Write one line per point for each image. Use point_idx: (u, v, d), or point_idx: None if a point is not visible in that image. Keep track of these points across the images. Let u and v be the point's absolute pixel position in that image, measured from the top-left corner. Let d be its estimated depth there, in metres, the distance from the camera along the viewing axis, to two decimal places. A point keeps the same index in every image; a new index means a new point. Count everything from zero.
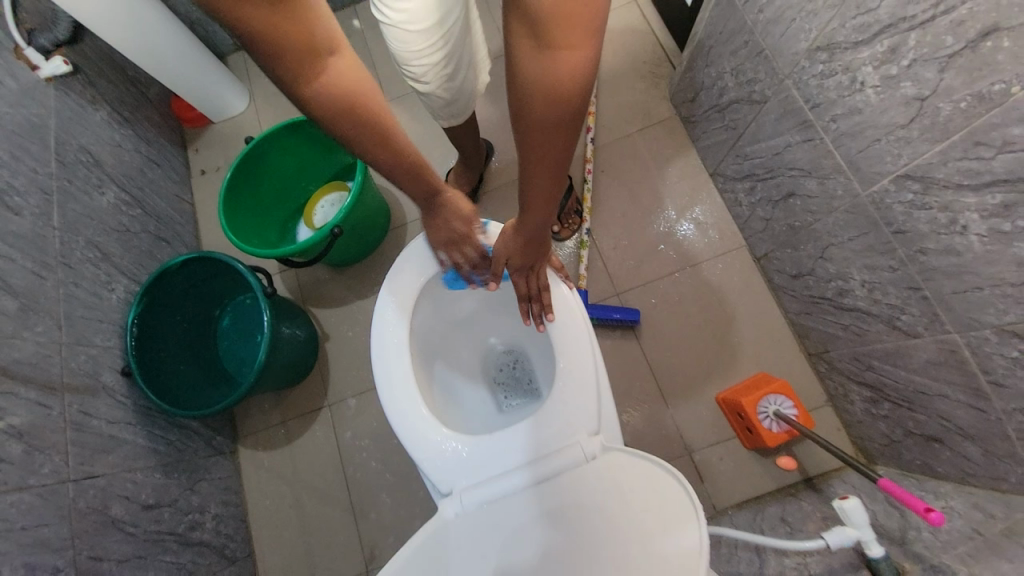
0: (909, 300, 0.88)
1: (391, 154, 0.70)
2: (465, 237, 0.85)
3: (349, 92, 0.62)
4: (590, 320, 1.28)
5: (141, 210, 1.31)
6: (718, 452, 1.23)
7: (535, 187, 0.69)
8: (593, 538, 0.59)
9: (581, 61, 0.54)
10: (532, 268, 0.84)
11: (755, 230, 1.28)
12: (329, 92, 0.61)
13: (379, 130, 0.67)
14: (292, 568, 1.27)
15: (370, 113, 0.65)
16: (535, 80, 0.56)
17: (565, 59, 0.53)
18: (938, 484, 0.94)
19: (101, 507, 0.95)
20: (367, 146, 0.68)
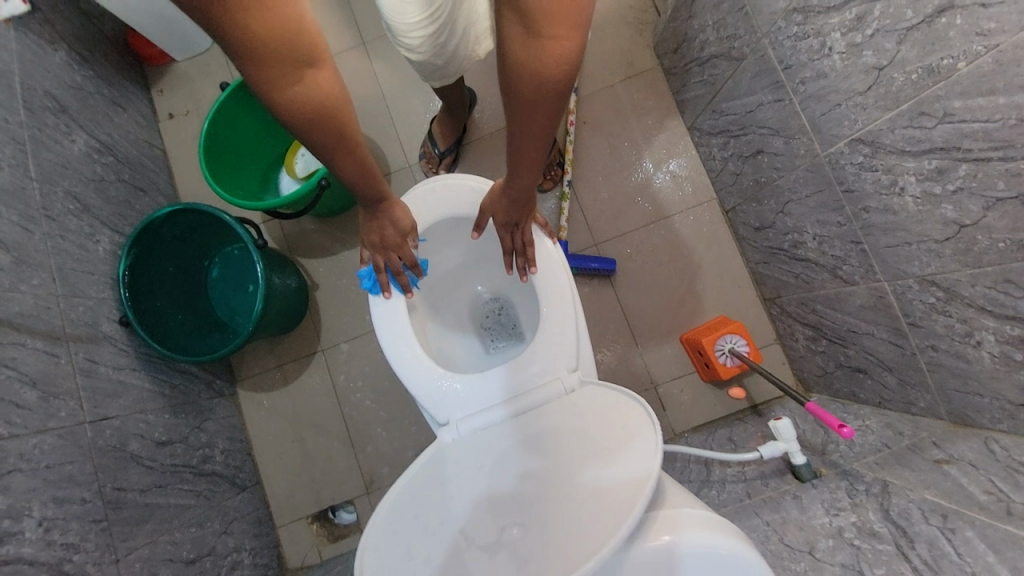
0: (850, 253, 1.00)
1: (350, 161, 0.73)
2: (401, 242, 0.91)
3: (323, 103, 0.64)
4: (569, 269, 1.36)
5: (114, 158, 1.28)
6: (679, 386, 1.39)
7: (522, 155, 0.75)
8: (572, 450, 0.70)
9: (569, 48, 0.60)
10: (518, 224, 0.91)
11: (725, 183, 1.36)
12: (300, 102, 0.62)
13: (342, 137, 0.69)
14: (298, 492, 1.41)
15: (340, 126, 0.67)
16: (527, 63, 0.61)
17: (553, 47, 0.59)
18: (859, 408, 1.11)
19: (119, 444, 1.02)
20: (328, 150, 0.70)
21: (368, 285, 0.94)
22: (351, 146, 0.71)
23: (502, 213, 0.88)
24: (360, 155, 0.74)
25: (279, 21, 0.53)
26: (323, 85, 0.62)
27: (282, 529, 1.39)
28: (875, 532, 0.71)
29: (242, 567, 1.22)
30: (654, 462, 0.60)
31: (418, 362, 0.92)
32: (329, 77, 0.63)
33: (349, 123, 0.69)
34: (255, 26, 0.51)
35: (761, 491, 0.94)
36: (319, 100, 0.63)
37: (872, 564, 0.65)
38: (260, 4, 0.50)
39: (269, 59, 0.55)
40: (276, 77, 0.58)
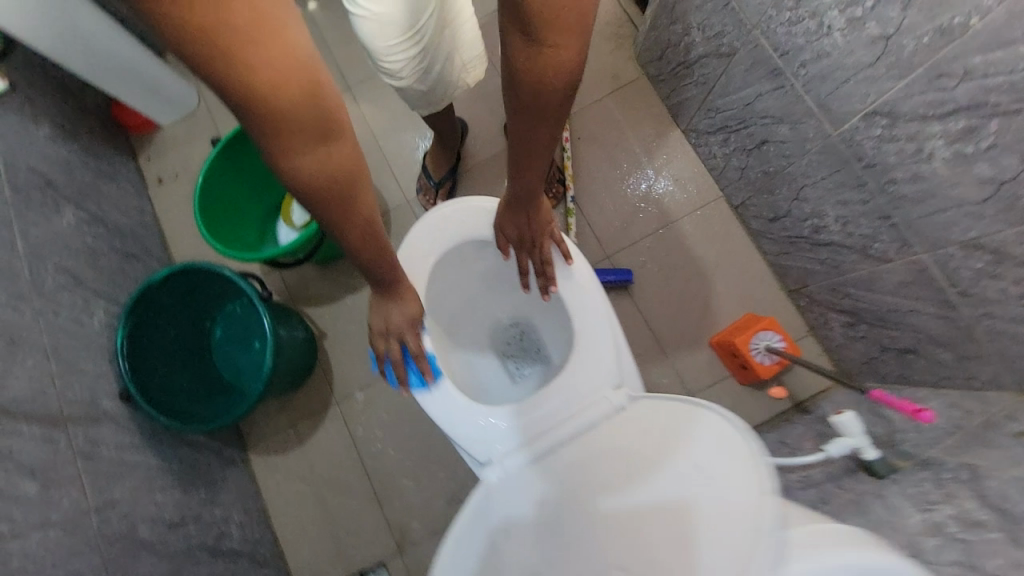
0: (880, 229, 0.96)
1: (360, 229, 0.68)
2: (409, 325, 0.84)
3: (338, 171, 0.59)
4: None
5: (105, 227, 1.24)
6: (716, 392, 1.31)
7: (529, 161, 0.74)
8: (643, 472, 0.62)
9: (569, 55, 0.58)
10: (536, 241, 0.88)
11: (730, 180, 1.34)
12: (313, 169, 0.57)
13: (352, 204, 0.64)
14: (325, 561, 1.29)
15: (351, 194, 0.62)
16: (527, 73, 0.60)
17: (552, 55, 0.58)
18: (915, 390, 1.05)
19: (129, 531, 0.92)
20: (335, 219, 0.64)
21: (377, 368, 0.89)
22: (361, 213, 0.66)
23: (509, 220, 0.87)
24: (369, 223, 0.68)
25: (296, 86, 0.48)
26: (333, 151, 0.57)
27: None
28: (978, 521, 0.63)
29: None
30: (767, 481, 0.51)
31: (449, 399, 0.85)
32: (347, 145, 0.58)
33: (359, 189, 0.64)
34: (266, 89, 0.46)
35: (836, 494, 0.86)
36: (329, 167, 0.58)
37: (985, 556, 0.57)
38: (285, 67, 0.46)
39: (277, 124, 0.50)
40: (283, 142, 0.52)
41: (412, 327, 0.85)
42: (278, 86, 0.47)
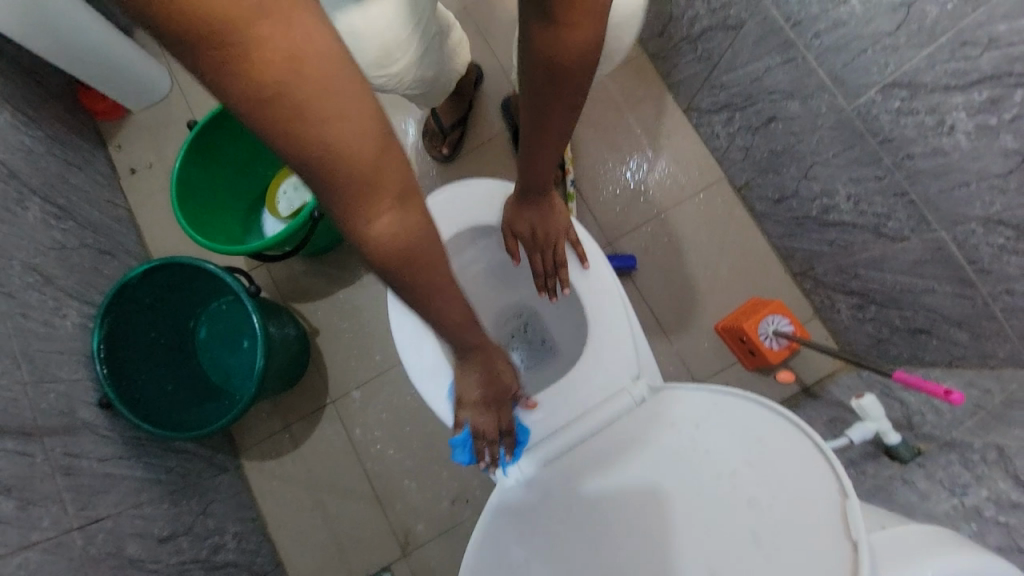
0: (895, 206, 0.94)
1: (444, 304, 0.62)
2: (498, 399, 0.71)
3: (412, 239, 0.55)
4: None
5: (75, 222, 1.15)
6: (722, 379, 1.29)
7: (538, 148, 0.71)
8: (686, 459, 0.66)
9: (589, 39, 0.55)
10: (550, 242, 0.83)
11: (734, 160, 1.30)
12: (388, 237, 0.54)
13: (430, 276, 0.59)
14: (326, 566, 1.25)
15: (426, 264, 0.57)
16: (543, 55, 0.57)
17: (573, 36, 0.55)
18: (927, 370, 1.03)
19: (115, 550, 0.86)
20: (421, 291, 0.59)
21: (465, 458, 0.73)
22: (444, 289, 0.60)
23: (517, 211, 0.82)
24: (457, 300, 0.62)
25: (370, 158, 0.47)
26: (413, 223, 0.54)
27: None
28: (1015, 502, 0.61)
29: None
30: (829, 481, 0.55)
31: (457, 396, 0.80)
32: (418, 211, 0.54)
33: (438, 261, 0.59)
34: (342, 162, 0.46)
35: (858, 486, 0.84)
36: (407, 240, 0.55)
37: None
38: (344, 129, 0.45)
39: (353, 195, 0.49)
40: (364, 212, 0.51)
41: (504, 398, 0.72)
42: (353, 159, 0.46)
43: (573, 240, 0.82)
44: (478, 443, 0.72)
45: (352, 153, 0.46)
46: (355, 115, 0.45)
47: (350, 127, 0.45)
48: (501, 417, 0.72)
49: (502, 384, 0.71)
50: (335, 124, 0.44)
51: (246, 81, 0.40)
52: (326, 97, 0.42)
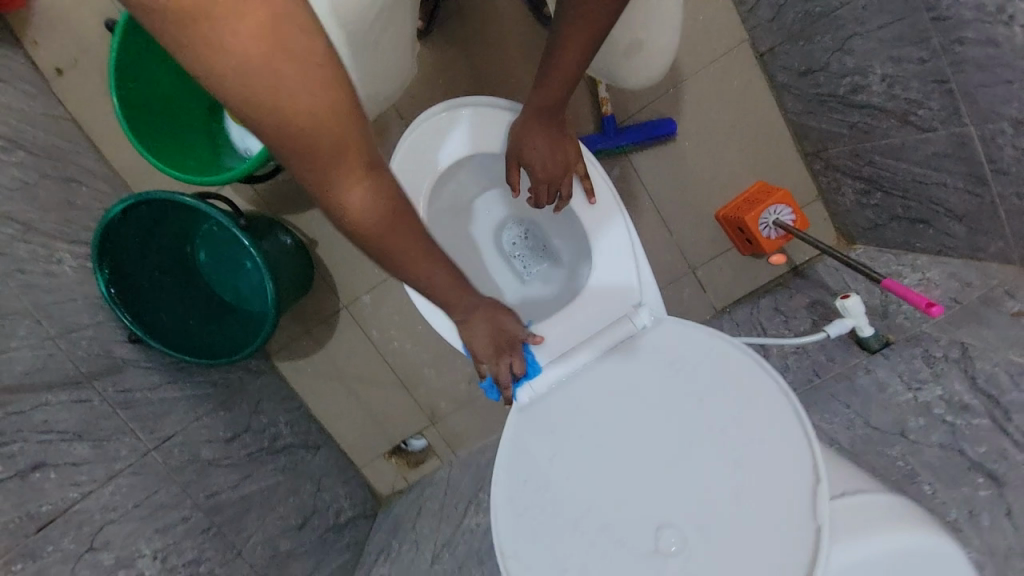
0: (931, 94, 0.85)
1: (429, 271, 0.66)
2: (507, 350, 0.78)
3: (383, 213, 0.57)
4: (625, 148, 1.22)
5: (26, 151, 1.04)
6: (718, 265, 1.33)
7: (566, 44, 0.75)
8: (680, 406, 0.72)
9: None
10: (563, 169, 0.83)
11: (761, 19, 1.12)
12: (360, 212, 0.56)
13: (407, 245, 0.62)
14: (369, 436, 1.46)
15: (402, 237, 0.60)
16: None
17: None
18: (914, 258, 1.07)
19: (192, 456, 1.02)
20: (399, 262, 0.63)
21: (495, 394, 0.84)
22: (424, 255, 0.64)
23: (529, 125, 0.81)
24: (439, 266, 0.66)
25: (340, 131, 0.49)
26: (383, 192, 0.57)
27: (365, 468, 1.48)
28: (965, 406, 0.72)
29: (345, 512, 1.35)
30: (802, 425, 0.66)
31: None
32: (388, 185, 0.57)
33: (417, 230, 0.62)
34: (301, 133, 0.48)
35: (829, 368, 0.94)
36: (379, 210, 0.57)
37: (971, 440, 0.69)
38: (306, 106, 0.47)
39: (323, 165, 0.51)
40: (334, 184, 0.53)
41: (508, 348, 0.78)
42: (316, 129, 0.48)
43: (582, 172, 0.83)
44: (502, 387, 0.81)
45: (315, 124, 0.48)
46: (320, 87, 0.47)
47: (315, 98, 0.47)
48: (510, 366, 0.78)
49: (504, 333, 0.77)
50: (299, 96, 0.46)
51: (206, 59, 0.44)
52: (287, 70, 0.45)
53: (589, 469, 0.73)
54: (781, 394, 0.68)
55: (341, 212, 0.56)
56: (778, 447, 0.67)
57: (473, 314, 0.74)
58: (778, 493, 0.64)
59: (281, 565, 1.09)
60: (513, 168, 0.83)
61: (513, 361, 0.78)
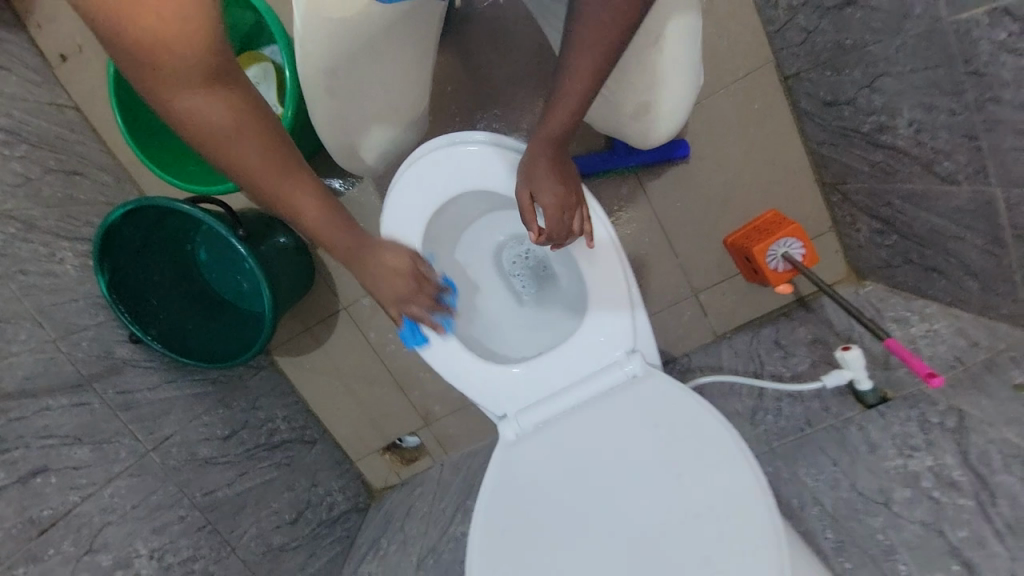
0: (958, 147, 0.80)
1: (293, 197, 0.68)
2: (413, 287, 0.79)
3: (234, 130, 0.59)
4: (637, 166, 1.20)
5: (28, 144, 1.03)
6: (721, 289, 1.31)
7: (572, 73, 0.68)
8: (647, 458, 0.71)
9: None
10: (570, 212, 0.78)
11: (788, 43, 1.06)
12: (205, 123, 0.57)
13: (264, 167, 0.64)
14: (363, 433, 1.49)
15: (256, 158, 0.63)
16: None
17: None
18: (923, 305, 1.04)
19: (190, 455, 1.06)
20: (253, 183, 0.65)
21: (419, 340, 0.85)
22: (278, 176, 0.65)
23: (540, 161, 0.75)
24: (301, 189, 0.68)
25: (179, 40, 0.50)
26: (226, 101, 0.57)
27: (359, 462, 1.51)
28: (952, 482, 0.73)
29: (338, 505, 1.39)
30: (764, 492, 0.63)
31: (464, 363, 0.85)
32: (243, 104, 0.59)
33: (269, 148, 0.63)
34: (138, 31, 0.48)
35: (820, 417, 0.94)
36: (226, 123, 0.59)
37: (954, 524, 0.70)
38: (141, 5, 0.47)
39: (158, 69, 0.52)
40: (168, 85, 0.53)
41: (416, 291, 0.79)
42: (153, 32, 0.49)
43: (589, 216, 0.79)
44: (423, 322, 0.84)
45: (160, 35, 0.49)
46: None
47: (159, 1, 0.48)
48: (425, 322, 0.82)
49: (408, 267, 0.77)
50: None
51: None
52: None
53: (549, 513, 0.72)
54: (746, 459, 0.66)
55: (181, 115, 0.57)
56: (740, 513, 0.64)
57: (365, 249, 0.75)
58: (734, 562, 0.61)
59: (273, 558, 1.14)
60: (530, 208, 0.76)
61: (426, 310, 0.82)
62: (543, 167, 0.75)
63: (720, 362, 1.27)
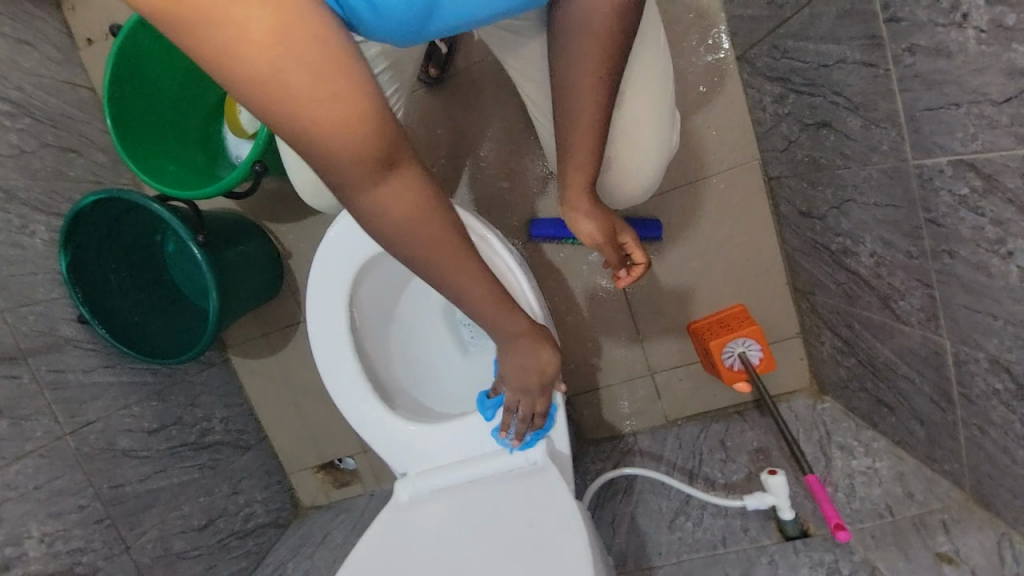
0: (912, 290, 0.77)
1: (453, 276, 0.58)
2: (542, 388, 0.68)
3: (412, 218, 0.53)
4: None
5: (33, 118, 1.07)
6: (679, 375, 1.26)
7: (584, 111, 0.71)
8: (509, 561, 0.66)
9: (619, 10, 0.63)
10: (616, 234, 0.80)
11: (773, 146, 1.06)
12: (390, 209, 0.51)
13: (432, 249, 0.55)
14: (301, 449, 1.44)
15: (432, 238, 0.54)
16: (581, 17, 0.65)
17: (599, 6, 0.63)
18: (872, 438, 0.99)
19: (108, 445, 1.06)
20: (416, 260, 0.56)
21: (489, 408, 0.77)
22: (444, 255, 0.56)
23: (581, 201, 0.77)
24: (465, 264, 0.58)
25: (365, 136, 0.46)
26: (403, 189, 0.51)
27: (292, 475, 1.46)
28: None
29: (256, 517, 1.33)
30: None
31: (373, 415, 0.85)
32: (412, 189, 0.51)
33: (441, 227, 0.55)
34: (323, 146, 0.45)
35: (736, 538, 0.93)
36: (401, 207, 0.52)
37: None
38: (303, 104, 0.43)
39: (342, 166, 0.47)
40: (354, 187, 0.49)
41: (544, 388, 0.69)
42: (323, 117, 0.44)
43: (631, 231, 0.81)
44: (505, 414, 0.75)
45: (336, 138, 0.45)
46: (320, 78, 0.42)
47: (327, 105, 0.43)
48: (528, 382, 0.68)
49: (541, 372, 0.67)
50: (306, 85, 0.42)
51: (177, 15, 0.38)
52: (302, 51, 0.41)
53: None
54: None
55: (368, 215, 0.52)
56: None
57: (518, 339, 0.65)
58: None
59: (168, 565, 1.11)
60: (600, 247, 0.79)
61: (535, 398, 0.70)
62: (590, 211, 0.78)
63: (663, 450, 1.22)
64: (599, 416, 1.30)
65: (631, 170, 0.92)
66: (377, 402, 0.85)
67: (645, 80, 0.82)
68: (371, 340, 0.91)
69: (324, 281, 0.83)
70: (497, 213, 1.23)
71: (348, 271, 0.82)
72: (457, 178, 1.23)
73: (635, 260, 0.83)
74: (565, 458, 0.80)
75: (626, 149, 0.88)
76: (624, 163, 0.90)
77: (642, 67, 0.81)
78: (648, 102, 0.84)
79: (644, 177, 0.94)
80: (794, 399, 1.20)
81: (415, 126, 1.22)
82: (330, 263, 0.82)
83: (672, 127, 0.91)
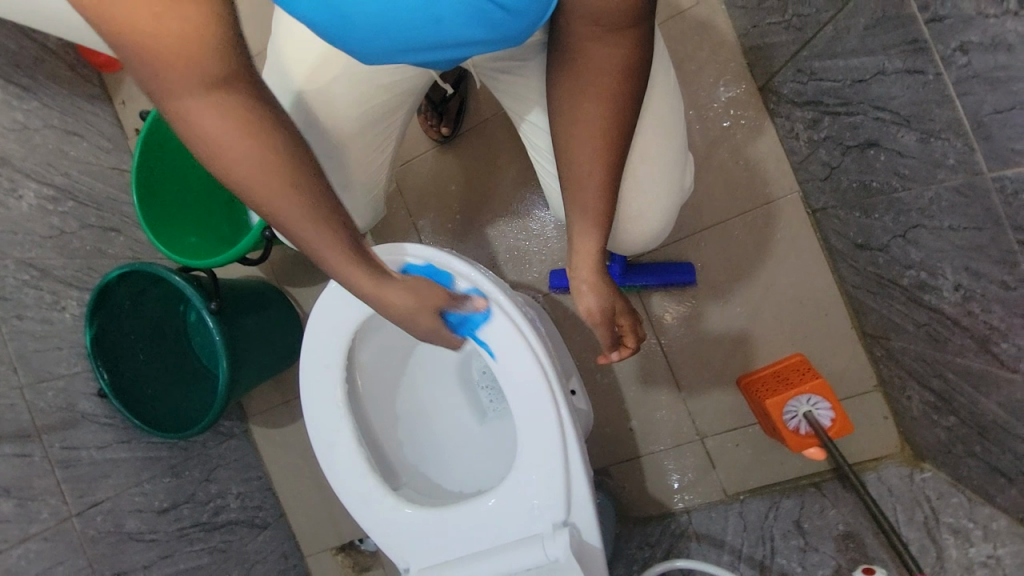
0: (1015, 328, 0.62)
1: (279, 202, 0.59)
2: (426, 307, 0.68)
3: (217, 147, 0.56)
4: (653, 287, 1.07)
5: (76, 202, 1.15)
6: (734, 439, 1.08)
7: (585, 159, 0.69)
8: None
9: (620, 55, 0.62)
10: (613, 315, 0.76)
11: (814, 175, 0.96)
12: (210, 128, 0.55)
13: (243, 157, 0.56)
14: (317, 530, 1.31)
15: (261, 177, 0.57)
16: (581, 62, 0.64)
17: (600, 53, 0.62)
18: (991, 518, 0.79)
19: (114, 527, 1.02)
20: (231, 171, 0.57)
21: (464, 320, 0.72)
22: (261, 168, 0.57)
23: (585, 275, 0.74)
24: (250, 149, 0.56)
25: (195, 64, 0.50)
26: (193, 36, 0.48)
27: (311, 557, 1.32)
28: None
29: None
30: None
31: (374, 496, 0.75)
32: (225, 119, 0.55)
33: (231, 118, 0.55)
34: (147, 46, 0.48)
35: None
36: (191, 65, 0.50)
37: None
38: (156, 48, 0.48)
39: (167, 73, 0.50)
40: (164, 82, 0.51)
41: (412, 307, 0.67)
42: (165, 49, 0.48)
43: (631, 313, 0.76)
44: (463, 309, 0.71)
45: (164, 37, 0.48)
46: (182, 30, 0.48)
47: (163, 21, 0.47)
48: (429, 320, 0.69)
49: (417, 304, 0.67)
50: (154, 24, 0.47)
51: None
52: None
53: None
54: None
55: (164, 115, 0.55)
56: None
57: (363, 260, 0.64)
58: None
59: None
60: (597, 323, 0.75)
61: (433, 328, 0.70)
62: (594, 283, 0.74)
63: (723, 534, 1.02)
64: (645, 491, 1.12)
65: (633, 215, 0.84)
66: (380, 481, 0.75)
67: (657, 124, 0.77)
68: (372, 409, 0.84)
69: (316, 350, 0.77)
70: (517, 266, 1.17)
71: (343, 337, 0.76)
72: (475, 231, 1.19)
73: (628, 340, 0.78)
74: (596, 549, 0.67)
75: (630, 192, 0.81)
76: (627, 207, 0.83)
77: (653, 108, 0.75)
78: (658, 146, 0.78)
79: (648, 227, 0.86)
80: (883, 468, 0.99)
81: (430, 184, 1.21)
82: (324, 329, 0.76)
83: (684, 168, 0.83)
